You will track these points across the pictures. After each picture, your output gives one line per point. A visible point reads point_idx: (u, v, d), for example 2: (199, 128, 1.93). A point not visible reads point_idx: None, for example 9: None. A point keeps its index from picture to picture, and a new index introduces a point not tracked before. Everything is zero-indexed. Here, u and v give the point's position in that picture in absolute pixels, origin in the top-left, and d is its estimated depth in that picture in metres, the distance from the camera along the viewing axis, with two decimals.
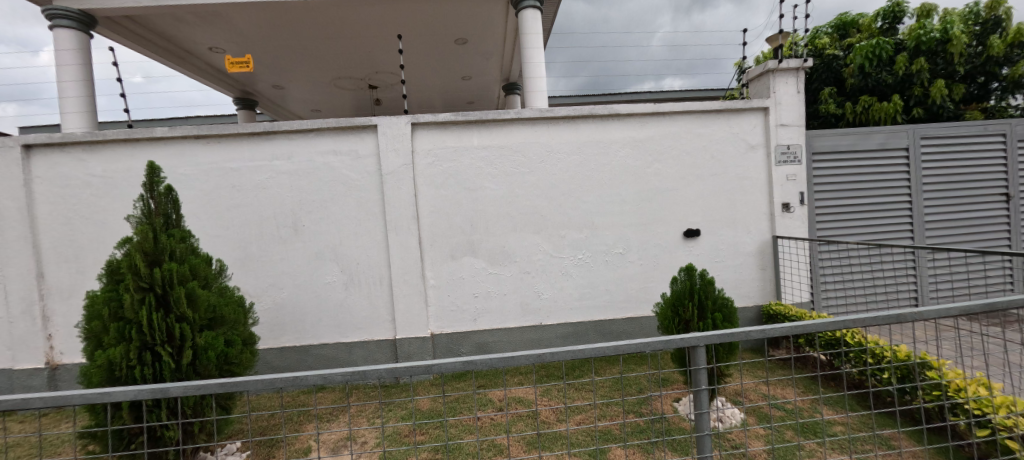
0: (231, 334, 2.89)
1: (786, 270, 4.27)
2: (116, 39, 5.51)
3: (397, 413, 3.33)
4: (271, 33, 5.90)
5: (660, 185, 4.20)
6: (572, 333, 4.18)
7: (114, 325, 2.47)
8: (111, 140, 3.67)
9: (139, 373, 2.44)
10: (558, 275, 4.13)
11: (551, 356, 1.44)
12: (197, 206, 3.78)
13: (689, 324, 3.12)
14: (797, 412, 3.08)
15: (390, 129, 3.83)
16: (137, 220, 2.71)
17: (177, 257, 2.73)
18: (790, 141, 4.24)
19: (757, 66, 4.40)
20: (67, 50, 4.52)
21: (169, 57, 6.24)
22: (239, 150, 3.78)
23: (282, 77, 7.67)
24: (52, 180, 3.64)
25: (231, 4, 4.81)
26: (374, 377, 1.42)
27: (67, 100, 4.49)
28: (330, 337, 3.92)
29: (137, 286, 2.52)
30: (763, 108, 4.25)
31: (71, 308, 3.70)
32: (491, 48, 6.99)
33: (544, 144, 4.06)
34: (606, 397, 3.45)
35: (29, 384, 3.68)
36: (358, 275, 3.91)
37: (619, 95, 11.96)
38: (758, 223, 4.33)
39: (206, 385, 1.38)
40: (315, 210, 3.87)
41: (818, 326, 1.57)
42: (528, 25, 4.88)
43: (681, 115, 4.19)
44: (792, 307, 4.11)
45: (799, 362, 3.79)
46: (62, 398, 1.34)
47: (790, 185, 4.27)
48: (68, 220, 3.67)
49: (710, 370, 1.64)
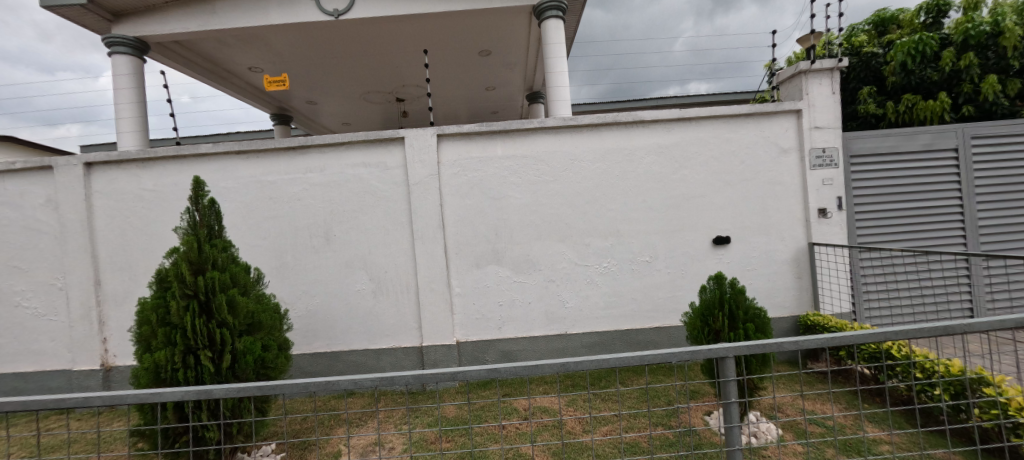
0: (268, 339, 3.03)
1: (824, 279, 4.08)
2: (166, 63, 5.91)
3: (424, 419, 3.43)
4: (307, 52, 6.20)
5: (687, 191, 4.12)
6: (598, 343, 4.13)
7: (162, 330, 2.65)
8: (161, 157, 3.94)
9: (183, 376, 2.61)
10: (583, 284, 4.10)
11: (576, 366, 1.44)
12: (238, 217, 3.99)
13: (719, 334, 3.04)
14: (838, 429, 3.02)
15: (417, 141, 3.94)
16: (184, 231, 2.88)
17: (219, 265, 2.89)
18: (826, 143, 4.08)
19: (788, 68, 4.27)
20: (123, 74, 4.90)
21: (212, 78, 6.64)
22: (276, 164, 3.98)
23: (315, 93, 8.02)
24: (109, 195, 3.93)
25: (267, 25, 5.07)
26: (401, 383, 1.46)
27: (122, 120, 4.82)
28: (359, 344, 4.03)
29: (183, 293, 2.70)
30: (796, 110, 4.12)
31: (124, 314, 3.96)
32: (515, 57, 7.06)
33: (568, 152, 4.06)
34: (633, 408, 3.45)
35: (87, 385, 3.94)
36: (386, 283, 4.01)
37: (644, 100, 11.77)
38: (793, 230, 4.16)
39: (246, 388, 1.46)
40: (346, 220, 4.00)
41: (857, 338, 1.52)
42: (550, 34, 4.91)
43: (707, 121, 4.11)
44: (831, 317, 3.91)
45: (839, 376, 3.65)
46: (117, 398, 1.45)
47: (827, 189, 4.09)
48: (123, 231, 3.94)
49: (740, 381, 1.63)
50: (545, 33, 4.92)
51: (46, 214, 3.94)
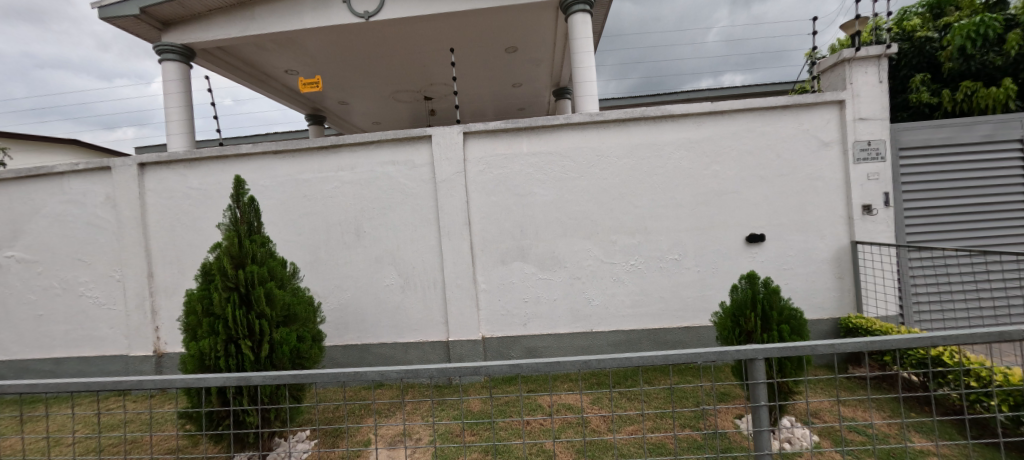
0: (302, 330, 3.17)
1: (868, 279, 3.85)
2: (211, 68, 6.25)
3: (449, 412, 3.51)
4: (340, 54, 6.39)
5: (718, 187, 3.99)
6: (625, 341, 4.07)
7: (207, 320, 2.82)
8: (206, 158, 4.18)
9: (225, 363, 2.78)
10: (609, 282, 4.06)
11: (599, 363, 1.45)
12: (275, 214, 4.18)
13: (751, 335, 2.94)
14: (879, 438, 2.87)
15: (443, 139, 4.00)
16: (226, 227, 3.06)
17: (258, 260, 3.05)
18: (871, 136, 3.85)
19: (830, 56, 4.05)
20: (173, 80, 5.21)
21: (253, 81, 6.97)
22: (311, 163, 4.14)
23: (349, 94, 8.26)
24: (160, 193, 4.21)
25: (303, 29, 5.26)
26: (426, 375, 1.51)
27: (172, 123, 5.14)
28: (388, 337, 4.15)
29: (225, 286, 2.87)
30: (838, 101, 3.90)
31: (174, 304, 4.24)
32: (542, 53, 7.03)
33: (595, 148, 4.01)
34: (659, 409, 3.40)
35: (142, 369, 4.25)
36: (414, 279, 4.10)
37: (676, 94, 11.43)
38: (834, 227, 3.96)
39: (282, 376, 1.55)
40: (376, 217, 4.12)
41: (898, 342, 1.46)
42: (577, 29, 4.85)
43: (741, 114, 3.96)
44: (875, 320, 3.70)
45: (883, 382, 3.45)
46: (167, 381, 1.57)
47: (872, 184, 3.86)
48: (172, 227, 4.21)
49: (770, 385, 1.59)
50: (572, 28, 4.87)
51: (105, 211, 4.27)
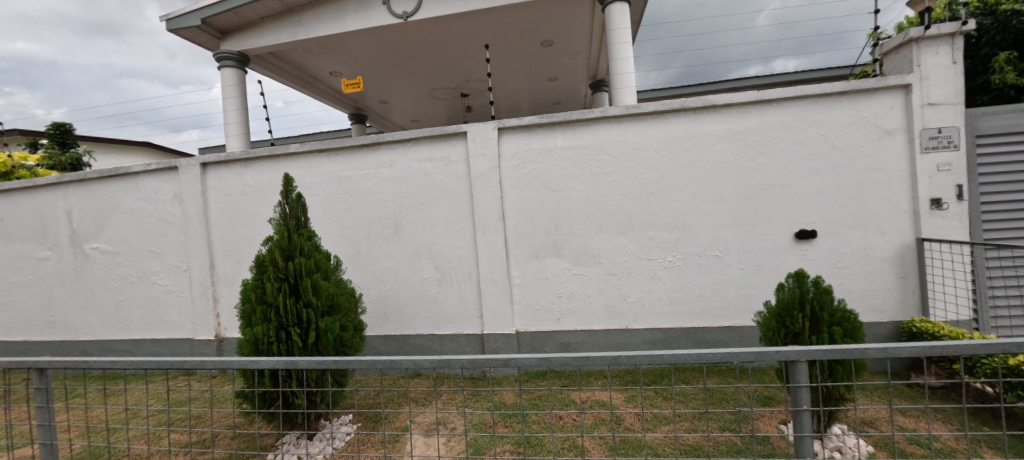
0: (345, 319, 3.34)
1: (936, 280, 3.51)
2: (265, 72, 6.65)
3: (483, 403, 3.59)
4: (382, 54, 6.60)
5: (764, 180, 3.78)
6: (661, 339, 3.97)
7: (260, 308, 3.04)
8: (259, 157, 4.47)
9: (277, 348, 2.98)
10: (646, 278, 3.97)
11: (629, 360, 1.46)
12: (321, 210, 4.41)
13: (799, 337, 2.78)
14: (942, 452, 2.65)
15: (478, 135, 4.05)
16: (277, 222, 3.27)
17: (305, 252, 3.24)
18: (943, 122, 3.49)
19: (894, 36, 3.71)
20: (230, 85, 5.60)
21: (303, 83, 7.35)
22: (353, 160, 4.32)
23: (391, 92, 8.53)
24: (219, 190, 4.55)
25: (346, 31, 5.48)
26: (458, 366, 1.57)
27: (230, 125, 5.54)
28: (425, 329, 4.28)
29: (276, 276, 3.08)
30: (904, 85, 3.57)
31: (232, 293, 4.58)
32: (580, 45, 6.92)
33: (631, 142, 3.92)
34: (697, 409, 3.30)
35: (205, 352, 4.64)
36: (450, 272, 4.20)
37: (723, 82, 10.89)
38: (896, 223, 3.65)
39: (325, 361, 1.67)
40: (413, 212, 4.25)
41: (965, 349, 1.35)
42: (615, 19, 4.73)
43: (791, 102, 3.73)
44: (943, 325, 3.37)
45: (950, 392, 3.17)
46: (224, 363, 1.73)
47: (943, 176, 3.49)
48: (230, 222, 4.55)
49: (813, 388, 1.52)
50: (609, 19, 4.76)
51: (174, 207, 4.67)
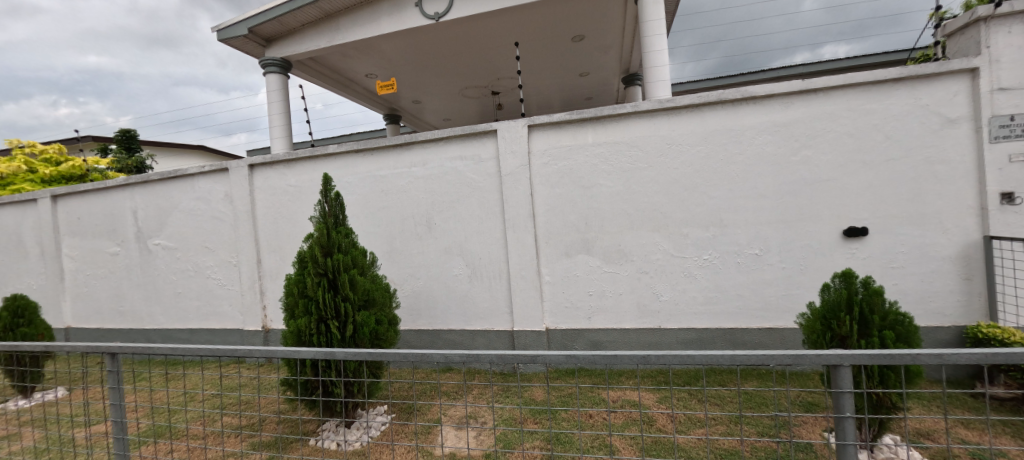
0: (380, 313, 3.46)
1: (1007, 281, 3.22)
2: (307, 77, 6.95)
3: (513, 399, 3.62)
4: (416, 55, 6.73)
5: (809, 174, 3.59)
6: (696, 340, 3.86)
7: (302, 301, 3.21)
8: (301, 158, 4.70)
9: (317, 340, 3.14)
10: (680, 277, 3.86)
11: (658, 359, 1.44)
12: (358, 208, 4.58)
13: (845, 341, 2.62)
14: None
15: (508, 133, 4.06)
16: (317, 219, 3.42)
17: (343, 249, 3.38)
18: (1016, 108, 3.17)
19: (960, 15, 3.41)
20: (274, 90, 5.91)
21: (342, 86, 7.62)
22: (387, 160, 4.46)
23: (426, 92, 8.69)
24: (265, 190, 4.81)
25: (381, 34, 5.63)
26: (487, 360, 1.60)
27: (275, 128, 5.84)
28: (456, 324, 4.36)
29: (316, 271, 3.23)
30: (970, 69, 3.28)
31: (278, 287, 4.85)
32: (612, 39, 6.79)
33: (665, 136, 3.82)
34: (733, 413, 3.18)
35: (254, 342, 4.94)
36: (481, 269, 4.26)
37: (765, 71, 10.35)
38: (959, 219, 3.36)
39: (360, 353, 1.73)
40: (445, 210, 4.33)
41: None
42: (648, 10, 4.60)
43: (839, 91, 3.50)
44: (1014, 331, 3.08)
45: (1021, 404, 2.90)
46: (269, 352, 1.84)
47: (1015, 167, 3.19)
48: (275, 220, 4.81)
49: (857, 395, 1.44)
50: (642, 10, 4.64)
51: (225, 206, 4.99)
